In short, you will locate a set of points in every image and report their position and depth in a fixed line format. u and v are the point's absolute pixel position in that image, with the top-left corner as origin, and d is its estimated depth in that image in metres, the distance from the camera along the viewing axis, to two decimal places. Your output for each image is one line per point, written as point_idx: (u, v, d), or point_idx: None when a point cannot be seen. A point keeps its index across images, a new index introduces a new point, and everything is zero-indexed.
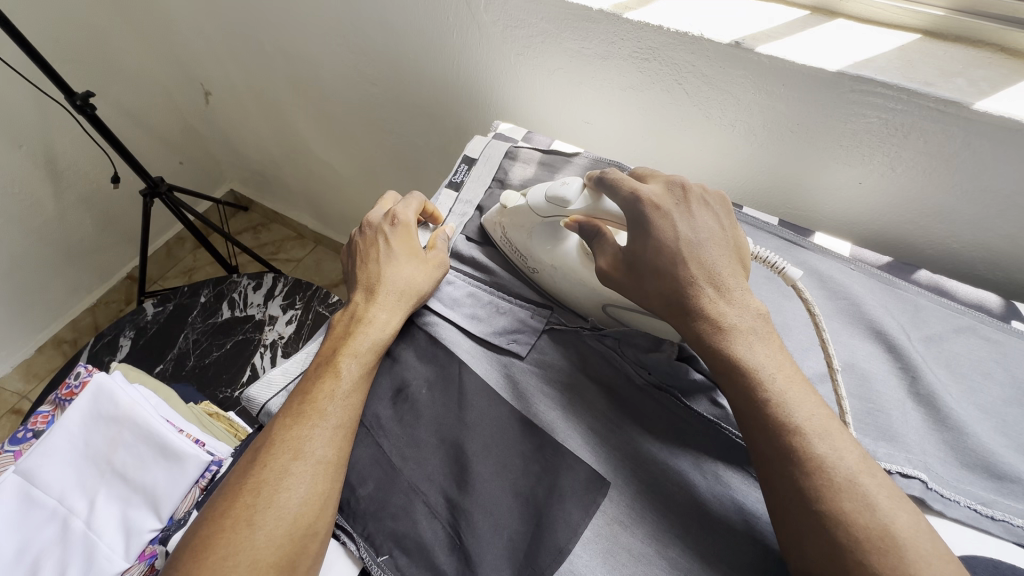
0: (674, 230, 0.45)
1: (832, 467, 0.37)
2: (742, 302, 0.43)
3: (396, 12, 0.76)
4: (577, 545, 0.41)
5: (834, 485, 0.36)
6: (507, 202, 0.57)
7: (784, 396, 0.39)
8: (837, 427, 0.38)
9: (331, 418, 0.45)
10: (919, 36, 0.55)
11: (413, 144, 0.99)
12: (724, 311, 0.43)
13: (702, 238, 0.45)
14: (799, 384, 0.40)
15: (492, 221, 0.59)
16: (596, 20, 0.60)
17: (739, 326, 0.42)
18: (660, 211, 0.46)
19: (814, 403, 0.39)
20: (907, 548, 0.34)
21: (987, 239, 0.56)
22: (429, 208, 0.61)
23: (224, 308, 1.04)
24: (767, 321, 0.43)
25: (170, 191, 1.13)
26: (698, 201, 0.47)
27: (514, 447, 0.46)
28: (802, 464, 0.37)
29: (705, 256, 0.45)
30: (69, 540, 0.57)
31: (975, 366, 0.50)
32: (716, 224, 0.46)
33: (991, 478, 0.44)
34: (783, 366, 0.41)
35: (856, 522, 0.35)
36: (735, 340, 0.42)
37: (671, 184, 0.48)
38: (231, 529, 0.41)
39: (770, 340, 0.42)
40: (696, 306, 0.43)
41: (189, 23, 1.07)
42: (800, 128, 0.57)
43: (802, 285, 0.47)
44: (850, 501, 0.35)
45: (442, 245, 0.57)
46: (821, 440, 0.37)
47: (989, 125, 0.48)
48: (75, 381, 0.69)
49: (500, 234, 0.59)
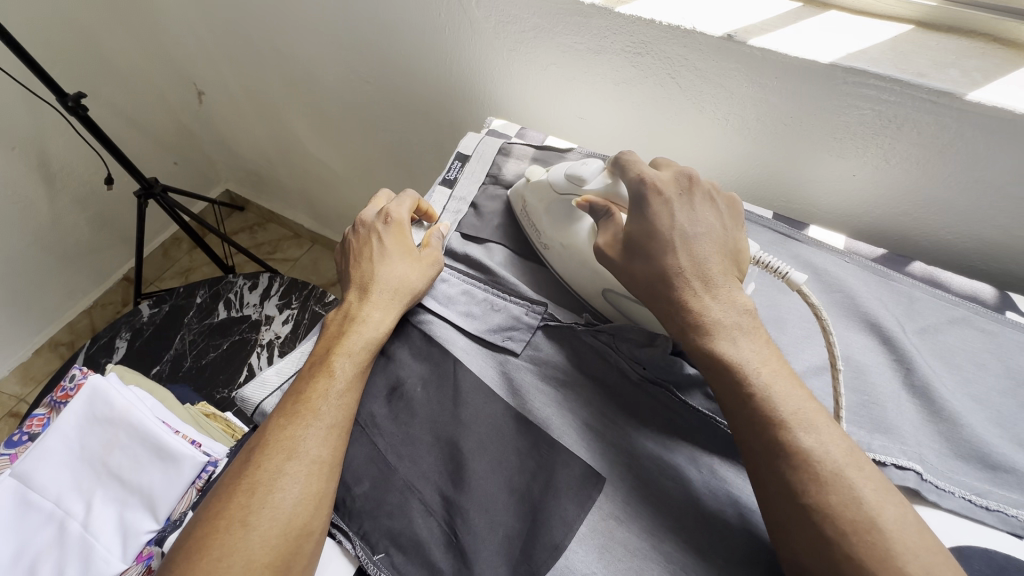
0: (670, 217, 0.46)
1: (819, 461, 0.36)
2: (730, 299, 0.43)
3: (387, 9, 0.75)
4: (572, 541, 0.41)
5: (820, 478, 0.36)
6: (531, 175, 0.58)
7: (770, 389, 0.39)
8: (824, 420, 0.38)
9: (325, 418, 0.45)
10: (912, 27, 0.55)
11: (408, 141, 0.99)
12: (708, 306, 0.43)
13: (699, 232, 0.45)
14: (785, 379, 0.40)
15: (518, 193, 0.60)
16: (589, 14, 0.60)
17: (723, 321, 0.42)
18: (661, 197, 0.47)
19: (801, 396, 0.39)
20: (893, 541, 0.34)
21: (984, 230, 0.56)
22: (423, 207, 0.60)
23: (220, 309, 1.03)
24: (753, 318, 0.43)
25: (165, 191, 1.11)
26: (702, 196, 0.47)
27: (510, 444, 0.46)
28: (789, 458, 0.37)
29: (698, 249, 0.45)
30: (66, 542, 0.57)
31: (969, 357, 0.50)
32: (716, 222, 0.47)
33: (986, 469, 0.44)
34: (768, 360, 0.41)
35: (842, 516, 0.35)
36: (718, 335, 0.42)
37: (679, 175, 0.48)
38: (225, 530, 0.40)
39: (756, 336, 0.42)
40: (682, 298, 0.43)
41: (178, 22, 1.07)
42: (794, 121, 0.57)
43: (807, 290, 0.47)
44: (836, 494, 0.35)
45: (436, 243, 0.57)
46: (808, 433, 0.37)
47: (982, 116, 0.48)
48: (70, 383, 0.69)
49: (521, 207, 0.60)
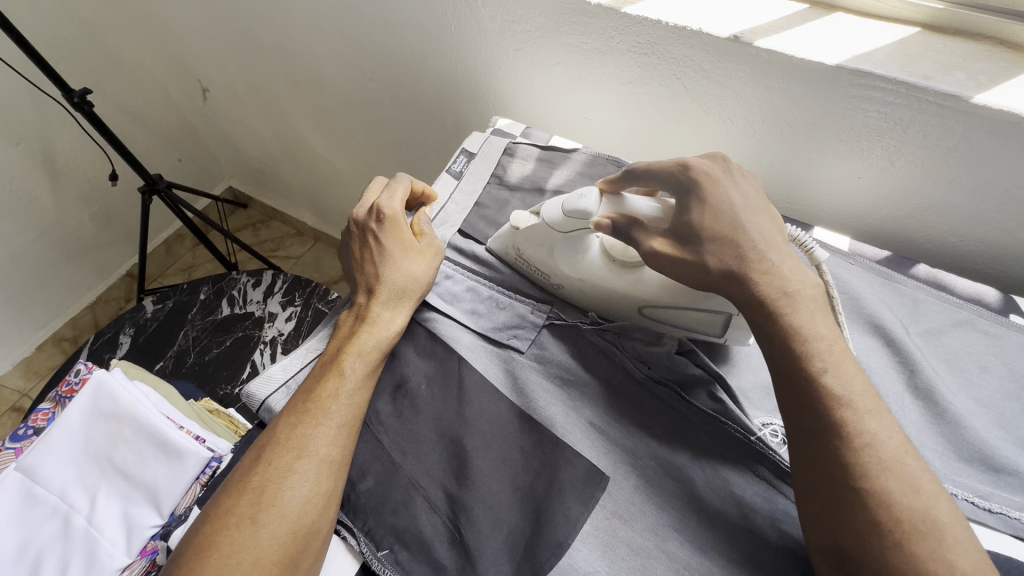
0: (729, 198, 0.46)
1: (882, 445, 0.37)
2: (801, 271, 0.44)
3: (393, 8, 0.76)
4: (577, 539, 0.41)
5: (882, 462, 0.36)
6: (519, 223, 0.55)
7: (840, 368, 0.40)
8: (883, 409, 0.39)
9: (335, 417, 0.45)
10: (917, 29, 0.55)
11: (410, 139, 0.99)
12: (788, 279, 0.43)
13: (752, 206, 0.47)
14: (851, 361, 0.41)
15: (506, 242, 0.57)
16: (595, 14, 0.60)
17: (802, 292, 0.43)
18: (711, 179, 0.47)
19: (864, 382, 0.40)
20: (946, 533, 0.34)
21: (987, 234, 0.56)
22: (420, 188, 0.61)
23: (223, 306, 1.03)
24: (823, 293, 0.44)
25: (169, 188, 1.12)
26: (739, 173, 0.49)
27: (515, 442, 0.46)
28: (850, 441, 0.37)
29: (759, 223, 0.46)
30: (70, 536, 0.58)
31: (974, 360, 0.50)
32: (759, 195, 0.48)
33: (988, 471, 0.44)
34: (837, 340, 0.42)
35: (899, 504, 0.35)
36: (795, 310, 0.42)
37: (713, 156, 0.49)
38: (235, 526, 0.41)
39: (825, 312, 0.43)
40: (759, 273, 0.44)
41: (183, 19, 1.07)
42: (799, 123, 0.57)
43: (828, 267, 0.48)
44: (895, 480, 0.36)
45: (427, 229, 0.57)
46: (872, 417, 0.38)
47: (988, 118, 0.48)
48: (75, 377, 0.70)
49: (515, 255, 0.57)
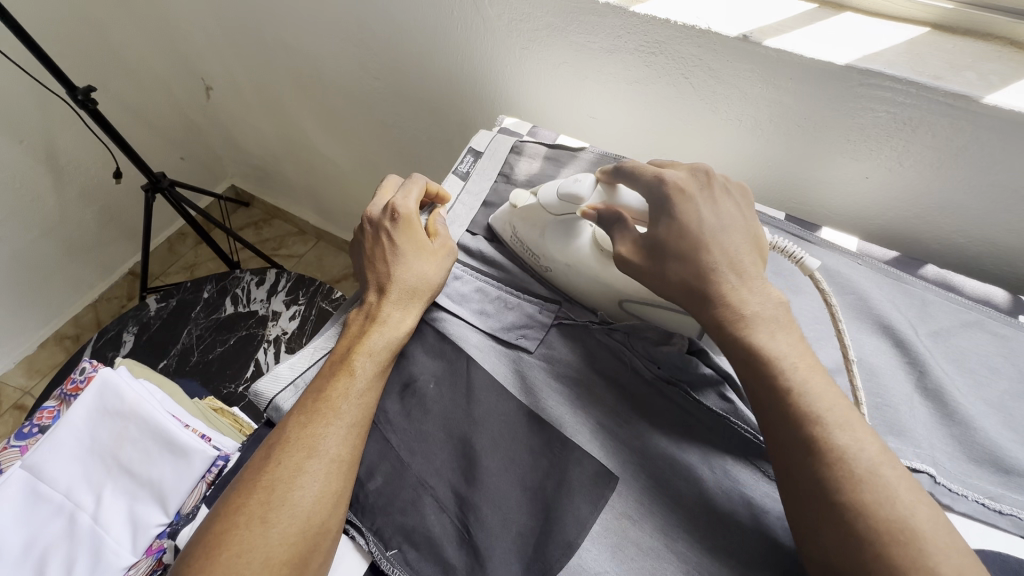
0: (698, 214, 0.45)
1: (853, 459, 0.36)
2: (763, 291, 0.43)
3: (399, 6, 0.75)
4: (586, 539, 0.41)
5: (854, 476, 0.36)
6: (518, 201, 0.57)
7: (806, 385, 0.39)
8: (857, 418, 0.38)
9: (346, 416, 0.45)
10: (928, 29, 0.55)
11: (416, 138, 0.99)
12: (746, 299, 0.43)
13: (725, 224, 0.46)
14: (818, 375, 0.40)
15: (503, 220, 0.59)
16: (602, 13, 0.60)
17: (762, 314, 0.42)
18: (684, 195, 0.46)
19: (836, 396, 0.39)
20: (927, 540, 0.34)
21: (994, 235, 0.56)
22: (433, 189, 0.60)
23: (227, 304, 1.03)
24: (788, 312, 0.43)
25: (173, 185, 1.11)
26: (722, 188, 0.48)
27: (524, 442, 0.46)
28: (823, 455, 0.37)
29: (727, 241, 0.45)
30: (76, 535, 0.57)
31: (982, 361, 0.50)
32: (739, 215, 0.47)
33: (998, 473, 0.44)
34: (804, 355, 0.41)
35: (875, 514, 0.35)
36: (757, 329, 0.42)
37: (695, 171, 0.48)
38: (245, 525, 0.40)
39: (791, 330, 0.42)
40: (719, 292, 0.43)
41: (187, 17, 1.07)
42: (806, 123, 0.57)
43: (818, 276, 0.48)
44: (871, 492, 0.35)
45: (443, 230, 0.57)
46: (843, 432, 0.37)
47: (998, 118, 0.48)
48: (80, 376, 0.69)
49: (510, 234, 0.58)
